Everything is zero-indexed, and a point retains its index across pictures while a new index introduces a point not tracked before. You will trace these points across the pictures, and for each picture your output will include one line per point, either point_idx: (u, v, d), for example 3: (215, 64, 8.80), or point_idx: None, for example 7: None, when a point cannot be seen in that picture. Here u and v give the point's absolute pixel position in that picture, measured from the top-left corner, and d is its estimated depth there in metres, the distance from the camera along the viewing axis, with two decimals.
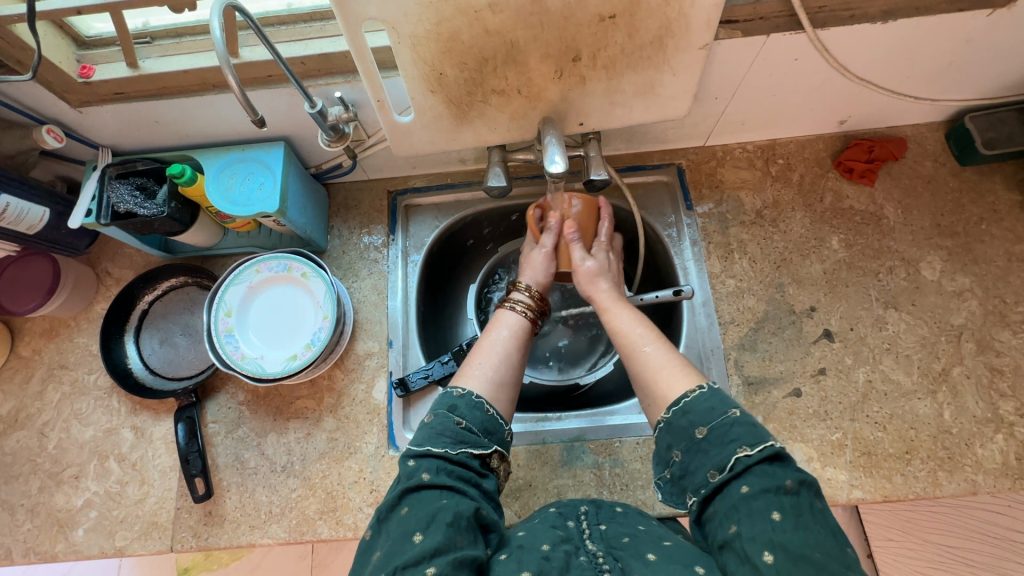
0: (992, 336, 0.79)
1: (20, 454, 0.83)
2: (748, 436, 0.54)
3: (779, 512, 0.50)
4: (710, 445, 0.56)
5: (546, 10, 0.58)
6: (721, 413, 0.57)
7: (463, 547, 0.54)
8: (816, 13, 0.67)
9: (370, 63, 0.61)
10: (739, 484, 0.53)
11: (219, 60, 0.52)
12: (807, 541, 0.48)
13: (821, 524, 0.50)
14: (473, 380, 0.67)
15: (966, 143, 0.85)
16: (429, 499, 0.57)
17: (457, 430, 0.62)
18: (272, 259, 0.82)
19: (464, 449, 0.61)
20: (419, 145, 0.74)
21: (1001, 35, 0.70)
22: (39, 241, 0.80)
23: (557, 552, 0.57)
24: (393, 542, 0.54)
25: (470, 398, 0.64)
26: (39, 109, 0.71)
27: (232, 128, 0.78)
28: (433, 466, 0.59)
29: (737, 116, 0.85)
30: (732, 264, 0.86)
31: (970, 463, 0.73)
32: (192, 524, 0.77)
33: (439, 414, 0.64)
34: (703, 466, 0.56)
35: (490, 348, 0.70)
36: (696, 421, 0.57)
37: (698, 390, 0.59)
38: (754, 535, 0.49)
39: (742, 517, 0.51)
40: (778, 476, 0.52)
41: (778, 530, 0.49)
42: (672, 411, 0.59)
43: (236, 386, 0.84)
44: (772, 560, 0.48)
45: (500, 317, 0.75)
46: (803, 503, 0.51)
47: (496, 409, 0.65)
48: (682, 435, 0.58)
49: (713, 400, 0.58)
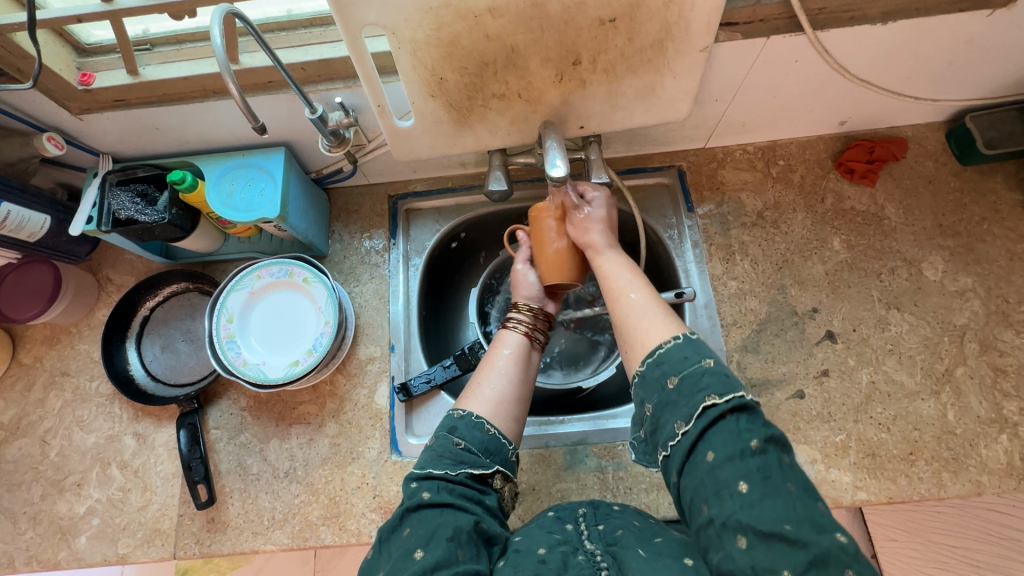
0: (995, 336, 0.79)
1: (22, 461, 0.83)
2: (717, 385, 0.53)
3: (746, 481, 0.48)
4: (679, 397, 0.54)
5: (547, 14, 0.58)
6: (694, 362, 0.55)
7: (465, 561, 0.54)
8: (816, 15, 0.67)
9: (370, 69, 0.60)
10: (705, 451, 0.51)
11: (220, 68, 0.52)
12: (776, 511, 0.47)
13: (791, 483, 0.49)
14: (476, 401, 0.66)
15: (967, 143, 0.84)
16: (431, 518, 0.57)
17: (457, 451, 0.62)
18: (273, 265, 0.82)
19: (465, 469, 0.61)
20: (419, 150, 0.74)
21: (1001, 35, 0.70)
22: (39, 248, 0.80)
23: (554, 554, 0.57)
24: (395, 561, 0.55)
25: (469, 419, 0.64)
26: (40, 116, 0.71)
27: (233, 134, 0.78)
28: (434, 485, 0.59)
29: (738, 118, 0.85)
30: (733, 266, 0.86)
31: (974, 464, 0.73)
32: (195, 530, 0.77)
33: (439, 436, 0.64)
34: (672, 418, 0.54)
35: (494, 369, 0.69)
36: (669, 371, 0.56)
37: (673, 340, 0.58)
38: (724, 515, 0.48)
39: (710, 496, 0.49)
40: (744, 437, 0.50)
41: (744, 506, 0.48)
42: (647, 362, 0.58)
43: (238, 392, 0.84)
44: (746, 544, 0.47)
45: (502, 338, 0.74)
46: (772, 465, 0.49)
47: (498, 429, 0.65)
48: (654, 387, 0.56)
49: (687, 350, 0.56)
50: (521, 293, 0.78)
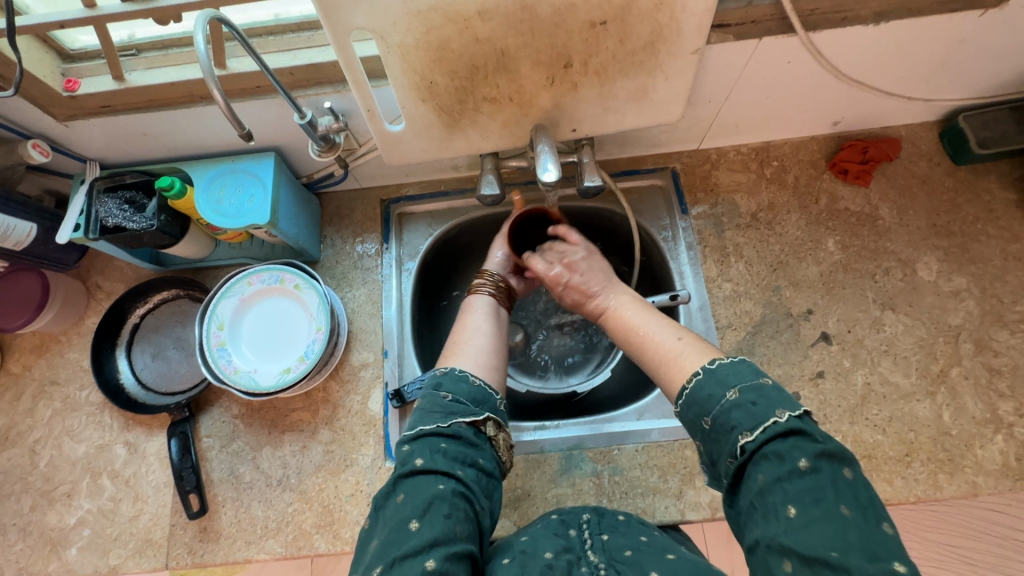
0: (990, 336, 0.79)
1: (11, 472, 0.82)
2: (747, 420, 0.52)
3: (794, 506, 0.48)
4: (717, 436, 0.55)
5: (537, 17, 0.57)
6: (720, 399, 0.55)
7: (461, 538, 0.55)
8: (808, 16, 0.67)
9: (359, 73, 0.60)
10: (755, 475, 0.51)
11: (204, 73, 0.51)
12: (823, 538, 0.45)
13: (845, 505, 0.47)
14: (460, 359, 0.69)
15: (960, 142, 0.84)
16: (425, 485, 0.57)
17: (445, 403, 0.64)
18: (265, 271, 0.81)
19: (455, 420, 0.62)
20: (411, 154, 0.73)
21: (994, 35, 0.70)
22: (26, 256, 0.79)
23: (560, 560, 0.57)
24: (390, 530, 0.55)
25: (453, 372, 0.67)
26: (24, 123, 0.70)
27: (222, 140, 0.77)
28: (427, 452, 0.60)
29: (732, 119, 0.84)
30: (728, 268, 0.86)
31: (970, 465, 0.73)
32: (188, 540, 0.77)
33: (427, 394, 0.66)
34: (720, 457, 0.55)
35: (471, 328, 0.73)
36: (700, 412, 0.56)
37: (695, 377, 0.57)
38: (770, 536, 0.48)
39: (759, 518, 0.49)
40: (785, 464, 0.49)
41: (790, 531, 0.47)
42: (681, 404, 0.58)
43: (230, 400, 0.83)
44: (791, 567, 0.45)
45: (469, 306, 0.77)
46: (822, 486, 0.48)
47: (483, 380, 0.67)
48: (694, 428, 0.57)
49: (711, 385, 0.56)
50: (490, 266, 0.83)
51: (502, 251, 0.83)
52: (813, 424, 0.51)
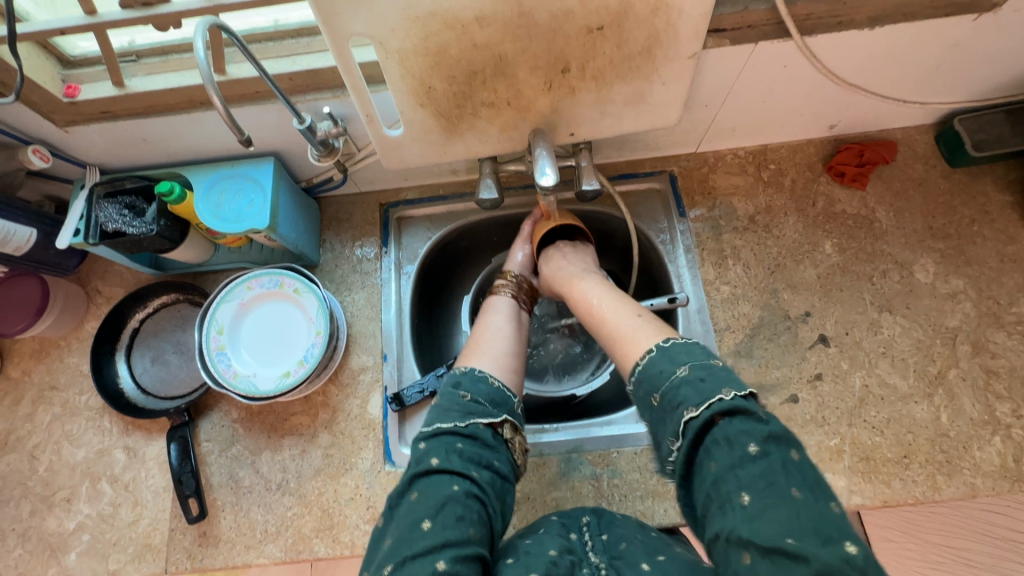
0: (987, 337, 0.79)
1: (11, 477, 0.82)
2: (694, 397, 0.54)
3: (747, 493, 0.48)
4: (666, 413, 0.56)
5: (534, 23, 0.57)
6: (669, 376, 0.56)
7: (473, 540, 0.55)
8: (803, 20, 0.67)
9: (358, 78, 0.60)
10: (707, 462, 0.52)
11: (203, 79, 0.51)
12: (777, 526, 0.46)
13: (795, 488, 0.47)
14: (482, 358, 0.70)
15: (956, 145, 0.85)
16: (439, 485, 0.58)
17: (464, 403, 0.64)
18: (264, 276, 0.81)
19: (473, 420, 0.62)
20: (409, 158, 0.73)
21: (987, 39, 0.71)
22: (26, 262, 0.79)
23: (564, 559, 0.58)
24: (403, 529, 0.56)
25: (473, 372, 0.67)
26: (24, 129, 0.70)
27: (221, 145, 0.77)
28: (444, 451, 0.60)
29: (728, 123, 0.85)
30: (726, 271, 0.86)
31: (968, 466, 0.73)
32: (187, 545, 0.77)
33: (445, 393, 0.66)
34: (666, 435, 0.56)
35: (493, 330, 0.74)
36: (650, 388, 0.57)
37: (649, 355, 0.59)
38: (727, 528, 0.48)
39: (717, 509, 0.50)
40: (733, 446, 0.50)
41: (746, 520, 0.47)
42: (632, 380, 0.60)
43: (229, 404, 0.83)
44: (750, 560, 0.45)
45: (491, 306, 0.78)
46: (772, 468, 0.49)
47: (502, 381, 0.67)
48: (643, 406, 0.59)
49: (662, 363, 0.58)
50: (512, 267, 0.84)
51: (524, 250, 0.85)
52: (758, 404, 0.53)
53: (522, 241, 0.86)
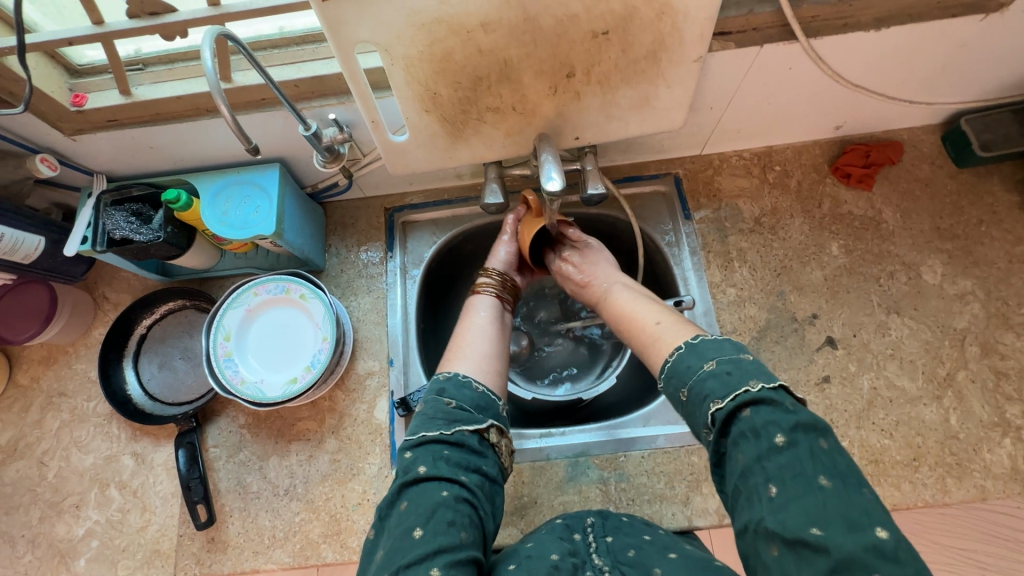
0: (996, 339, 0.78)
1: (20, 484, 0.82)
2: (720, 389, 0.53)
3: (774, 486, 0.48)
4: (693, 408, 0.55)
5: (539, 28, 0.58)
6: (696, 370, 0.56)
7: (466, 544, 0.55)
8: (809, 23, 0.67)
9: (363, 85, 0.60)
10: (735, 456, 0.51)
11: (210, 87, 0.51)
12: (802, 516, 0.45)
13: (823, 476, 0.47)
14: (463, 361, 0.70)
15: (963, 145, 0.84)
16: (428, 492, 0.58)
17: (448, 410, 0.64)
18: (270, 282, 0.81)
19: (459, 427, 0.62)
20: (415, 164, 0.73)
21: (994, 40, 0.70)
22: (34, 269, 0.79)
23: (566, 562, 0.58)
24: (395, 538, 0.56)
25: (457, 378, 0.67)
26: (32, 138, 0.71)
27: (227, 152, 0.77)
28: (430, 459, 0.60)
29: (733, 125, 0.84)
30: (732, 273, 0.86)
31: (978, 469, 0.73)
32: (195, 551, 0.77)
33: (429, 400, 0.66)
34: (699, 431, 0.55)
35: (473, 329, 0.74)
36: (678, 384, 0.57)
37: (678, 351, 0.59)
38: (757, 519, 0.48)
39: (745, 502, 0.49)
40: (761, 437, 0.50)
41: (772, 512, 0.47)
42: (662, 378, 0.59)
43: (236, 410, 0.83)
44: (778, 553, 0.46)
45: (475, 303, 0.78)
46: (801, 459, 0.48)
47: (485, 386, 0.67)
48: (675, 404, 0.58)
49: (690, 358, 0.57)
50: (495, 262, 0.83)
51: (508, 247, 0.84)
52: (788, 397, 0.51)
53: (508, 235, 0.85)
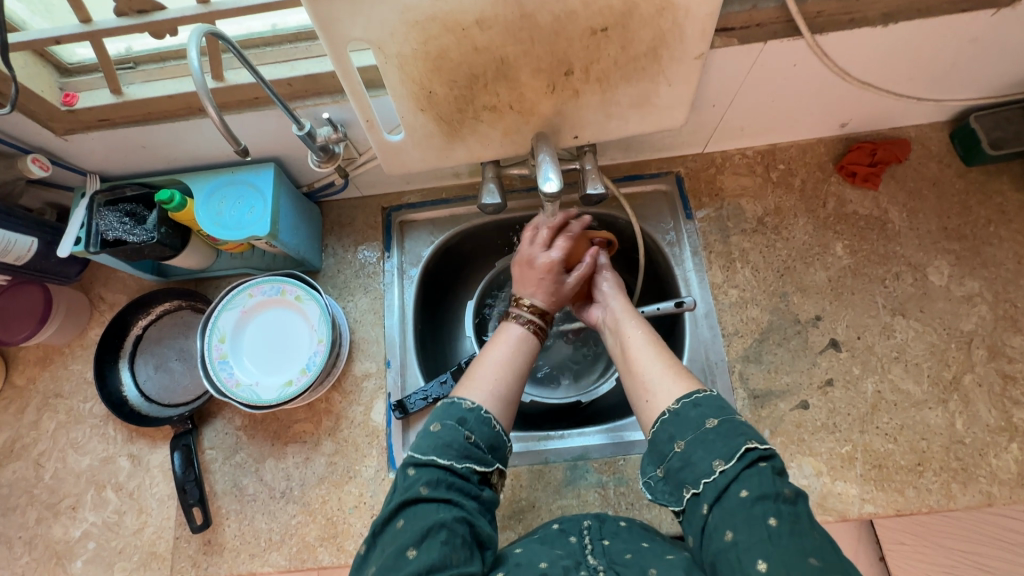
0: (1004, 342, 0.77)
1: (17, 485, 0.82)
2: (756, 433, 0.56)
3: (776, 518, 0.51)
4: (718, 436, 0.56)
5: (536, 25, 0.56)
6: (731, 411, 0.58)
7: (459, 564, 0.54)
8: (815, 18, 0.65)
9: (356, 83, 0.59)
10: (739, 489, 0.53)
11: (197, 87, 0.50)
12: (802, 547, 0.49)
13: (818, 531, 0.51)
14: (480, 394, 0.66)
15: (971, 144, 0.83)
16: (427, 513, 0.57)
17: (466, 444, 0.61)
18: (265, 283, 0.81)
19: (469, 464, 0.61)
20: (411, 163, 0.72)
21: (1005, 35, 0.68)
22: (28, 270, 0.78)
23: (556, 567, 0.58)
24: (388, 556, 0.55)
25: (479, 413, 0.63)
26: (23, 138, 0.70)
27: (221, 151, 0.76)
28: (432, 479, 0.59)
29: (736, 123, 0.83)
30: (734, 274, 0.84)
31: (984, 474, 0.71)
32: (192, 553, 0.76)
33: (447, 425, 0.62)
34: (709, 456, 0.56)
35: (495, 362, 0.69)
36: (707, 413, 0.58)
37: (711, 390, 0.61)
38: (753, 540, 0.50)
39: (739, 525, 0.51)
40: (777, 484, 0.53)
41: (774, 538, 0.49)
42: (682, 402, 0.60)
43: (233, 412, 0.83)
44: (766, 569, 0.48)
45: (504, 336, 0.72)
46: (801, 512, 0.52)
47: (502, 426, 0.65)
48: (689, 425, 0.58)
49: (724, 400, 0.59)
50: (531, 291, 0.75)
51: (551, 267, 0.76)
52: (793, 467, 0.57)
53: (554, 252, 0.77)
